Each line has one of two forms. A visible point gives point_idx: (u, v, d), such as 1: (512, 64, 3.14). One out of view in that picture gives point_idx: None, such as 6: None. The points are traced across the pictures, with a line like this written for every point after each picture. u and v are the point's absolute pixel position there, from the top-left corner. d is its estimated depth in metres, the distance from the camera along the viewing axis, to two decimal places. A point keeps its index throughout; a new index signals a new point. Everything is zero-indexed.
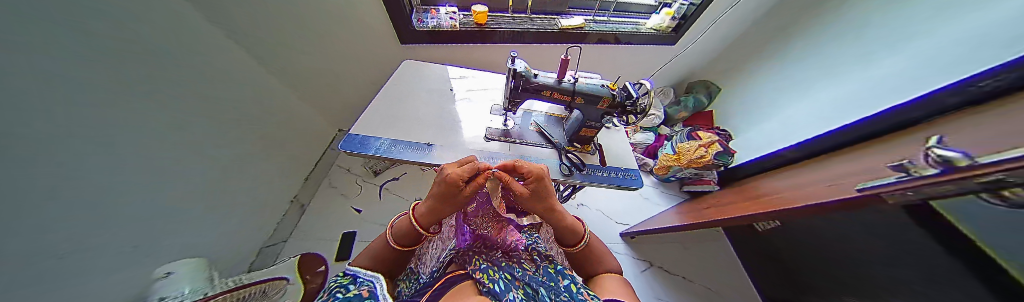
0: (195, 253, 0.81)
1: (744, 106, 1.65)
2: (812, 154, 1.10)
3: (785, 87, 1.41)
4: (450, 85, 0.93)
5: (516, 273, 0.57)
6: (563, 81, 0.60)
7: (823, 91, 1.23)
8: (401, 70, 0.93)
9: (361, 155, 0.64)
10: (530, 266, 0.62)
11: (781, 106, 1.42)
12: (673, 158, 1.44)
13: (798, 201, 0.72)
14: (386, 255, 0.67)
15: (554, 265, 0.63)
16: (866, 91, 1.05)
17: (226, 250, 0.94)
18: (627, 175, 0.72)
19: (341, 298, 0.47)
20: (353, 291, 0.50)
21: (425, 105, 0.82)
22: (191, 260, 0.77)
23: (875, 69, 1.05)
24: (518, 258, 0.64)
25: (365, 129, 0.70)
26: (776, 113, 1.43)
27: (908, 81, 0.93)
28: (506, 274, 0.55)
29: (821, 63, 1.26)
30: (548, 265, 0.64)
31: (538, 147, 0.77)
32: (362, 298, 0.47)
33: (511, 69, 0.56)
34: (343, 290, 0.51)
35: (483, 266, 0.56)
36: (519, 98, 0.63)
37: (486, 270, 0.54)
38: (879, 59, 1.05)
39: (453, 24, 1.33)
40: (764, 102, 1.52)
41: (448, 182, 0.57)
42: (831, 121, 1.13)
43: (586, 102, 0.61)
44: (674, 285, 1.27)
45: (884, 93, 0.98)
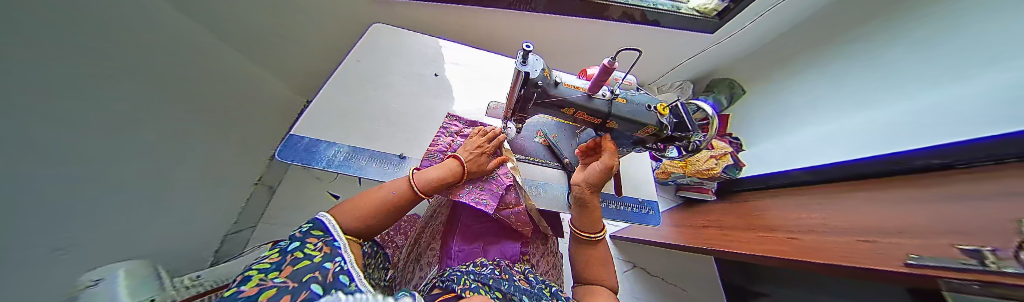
0: (167, 248, 0.73)
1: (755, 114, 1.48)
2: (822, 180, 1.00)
3: (810, 101, 1.19)
4: (438, 70, 0.71)
5: (506, 287, 0.42)
6: (595, 97, 0.43)
7: (847, 113, 1.03)
8: (370, 39, 0.69)
9: (307, 168, 0.47)
10: (521, 283, 0.47)
11: (806, 122, 1.19)
12: (679, 165, 1.32)
13: (813, 247, 0.65)
14: (375, 229, 0.41)
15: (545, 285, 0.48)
16: (885, 122, 0.89)
17: (197, 239, 0.85)
18: (645, 210, 0.62)
19: (281, 264, 0.27)
20: (297, 252, 0.29)
21: (400, 97, 0.62)
22: (164, 257, 0.70)
23: (906, 95, 0.86)
24: (511, 275, 0.49)
25: (316, 129, 0.52)
26: (800, 127, 1.22)
27: (925, 119, 0.77)
28: (495, 291, 0.40)
29: (860, 80, 1.00)
30: (543, 286, 0.49)
31: (545, 166, 0.62)
32: (322, 258, 0.29)
33: (523, 73, 0.38)
34: (282, 250, 0.30)
35: (474, 285, 0.40)
36: (529, 111, 0.47)
37: (475, 289, 0.39)
38: (910, 85, 0.85)
39: None
40: (782, 113, 1.32)
41: (481, 149, 0.52)
42: (841, 150, 0.98)
43: (618, 126, 0.47)
44: (653, 287, 1.34)
45: (901, 129, 0.83)
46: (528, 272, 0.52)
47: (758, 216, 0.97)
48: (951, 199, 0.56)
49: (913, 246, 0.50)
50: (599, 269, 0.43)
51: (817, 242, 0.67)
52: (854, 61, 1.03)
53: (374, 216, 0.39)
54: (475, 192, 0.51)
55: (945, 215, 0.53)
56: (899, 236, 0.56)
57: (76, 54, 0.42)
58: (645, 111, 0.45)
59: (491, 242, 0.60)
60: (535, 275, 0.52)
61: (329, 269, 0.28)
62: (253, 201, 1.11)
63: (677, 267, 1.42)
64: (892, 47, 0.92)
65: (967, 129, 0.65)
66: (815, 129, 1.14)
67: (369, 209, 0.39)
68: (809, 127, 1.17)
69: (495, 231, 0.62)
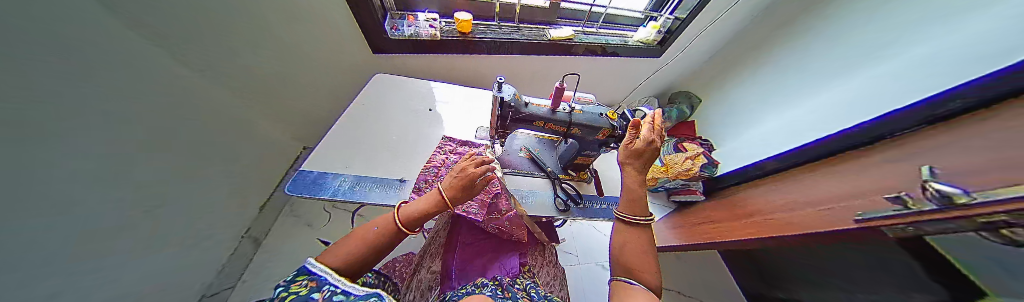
0: None
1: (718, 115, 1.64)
2: (791, 166, 1.05)
3: (767, 97, 1.33)
4: (430, 105, 0.82)
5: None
6: (558, 111, 0.53)
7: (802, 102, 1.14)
8: (371, 86, 0.81)
9: (312, 199, 0.51)
10: (523, 300, 0.47)
11: (767, 114, 1.31)
12: (661, 170, 1.40)
13: (787, 224, 0.70)
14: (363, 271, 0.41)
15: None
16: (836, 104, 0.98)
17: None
18: None
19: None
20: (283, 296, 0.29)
21: (398, 130, 0.70)
22: None
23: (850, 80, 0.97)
24: (513, 292, 0.49)
25: (323, 164, 0.58)
26: (760, 123, 1.35)
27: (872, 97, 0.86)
28: None
29: (807, 73, 1.15)
30: (545, 301, 0.48)
31: (532, 176, 0.68)
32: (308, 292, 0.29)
33: (498, 98, 0.48)
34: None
35: None
36: (508, 128, 0.56)
37: None
38: (853, 72, 0.97)
39: (434, 34, 1.15)
40: (745, 111, 1.45)
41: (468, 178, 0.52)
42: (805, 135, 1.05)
43: (583, 132, 0.56)
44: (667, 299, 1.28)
45: (850, 109, 0.91)
46: (529, 287, 0.52)
47: (741, 207, 1.03)
48: (881, 163, 0.64)
49: (859, 206, 0.57)
50: (636, 262, 0.42)
51: (790, 219, 0.72)
52: (799, 58, 1.19)
53: (360, 255, 0.40)
54: (471, 206, 0.55)
55: (879, 176, 0.61)
56: (850, 199, 0.63)
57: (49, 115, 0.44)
58: (600, 117, 0.55)
59: (491, 258, 0.61)
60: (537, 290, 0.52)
61: (317, 297, 0.28)
62: (234, 258, 1.05)
63: (686, 274, 1.39)
64: (829, 46, 1.08)
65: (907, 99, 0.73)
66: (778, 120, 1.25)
67: (353, 252, 0.40)
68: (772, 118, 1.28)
69: (493, 247, 0.63)
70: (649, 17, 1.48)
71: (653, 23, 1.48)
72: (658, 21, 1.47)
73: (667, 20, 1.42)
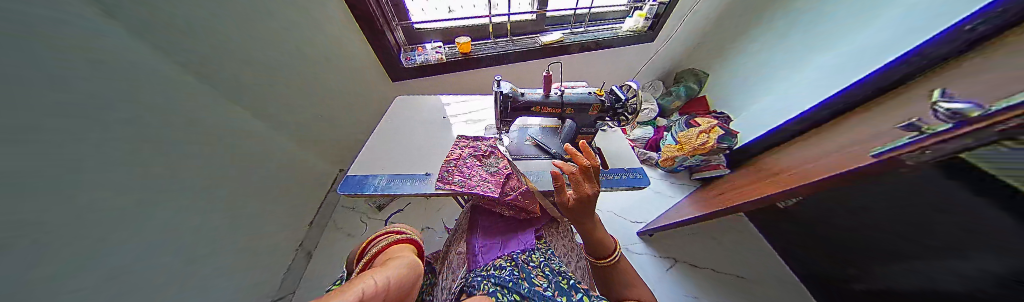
0: None
1: (721, 89, 1.66)
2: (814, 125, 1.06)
3: (768, 62, 1.35)
4: (444, 113, 0.96)
5: (525, 290, 0.40)
6: (550, 95, 0.61)
7: (811, 59, 1.17)
8: (395, 105, 0.97)
9: (359, 195, 0.64)
10: (540, 279, 0.45)
11: (774, 78, 1.34)
12: (676, 148, 1.39)
13: (812, 172, 0.66)
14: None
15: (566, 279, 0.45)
16: (852, 53, 1.02)
17: None
18: (632, 176, 0.70)
19: None
20: None
21: (420, 135, 0.84)
22: None
23: (852, 30, 1.02)
24: (529, 273, 0.48)
25: (363, 168, 0.71)
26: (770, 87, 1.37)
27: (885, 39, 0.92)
28: (515, 294, 0.39)
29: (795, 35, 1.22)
30: (561, 278, 0.46)
31: (539, 160, 0.75)
32: None
33: (498, 91, 0.59)
34: None
35: (493, 289, 0.40)
36: (510, 117, 0.64)
37: (494, 294, 0.39)
38: (851, 21, 1.03)
39: (441, 58, 1.31)
40: (750, 79, 1.47)
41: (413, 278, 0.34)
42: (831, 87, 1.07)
43: (576, 111, 0.62)
44: (705, 279, 1.20)
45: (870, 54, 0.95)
46: (548, 267, 0.51)
47: (769, 168, 0.97)
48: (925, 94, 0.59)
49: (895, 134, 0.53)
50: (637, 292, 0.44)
51: (814, 165, 0.69)
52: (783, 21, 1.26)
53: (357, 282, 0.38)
54: (485, 185, 0.64)
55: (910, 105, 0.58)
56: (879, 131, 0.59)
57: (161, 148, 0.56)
58: (588, 95, 0.61)
59: (509, 237, 0.66)
60: (555, 268, 0.50)
61: None
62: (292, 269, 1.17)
63: (725, 255, 1.29)
64: (809, 11, 1.15)
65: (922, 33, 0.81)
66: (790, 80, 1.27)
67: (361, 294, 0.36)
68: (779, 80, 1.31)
69: (511, 227, 0.69)
70: (634, 7, 1.54)
71: (638, 12, 1.53)
72: (644, 10, 1.52)
73: (652, 7, 1.46)
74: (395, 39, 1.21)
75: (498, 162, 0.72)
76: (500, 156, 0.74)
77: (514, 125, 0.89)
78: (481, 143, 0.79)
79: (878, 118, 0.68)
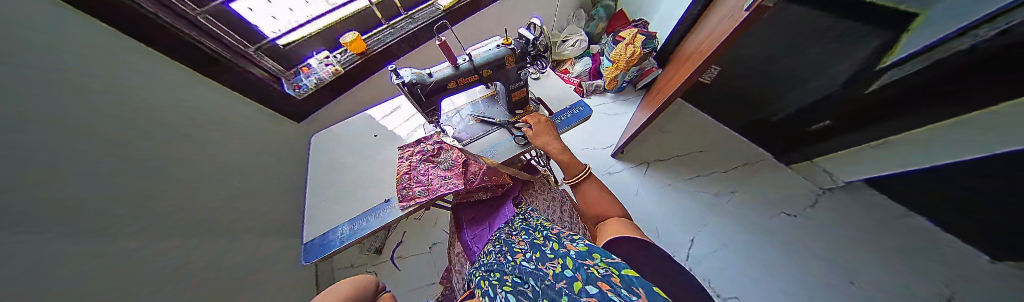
0: None
1: None
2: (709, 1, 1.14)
3: None
4: (376, 131, 0.85)
5: (508, 264, 0.40)
6: (460, 64, 0.55)
7: None
8: (315, 145, 0.83)
9: (325, 256, 0.59)
10: (523, 244, 0.46)
11: None
12: (613, 68, 1.48)
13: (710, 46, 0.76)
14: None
15: (546, 232, 0.46)
16: None
17: None
18: (574, 111, 0.73)
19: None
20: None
21: (362, 166, 0.75)
22: None
23: None
24: (514, 242, 0.50)
25: (315, 229, 0.63)
26: None
27: None
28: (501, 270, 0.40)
29: None
30: (542, 233, 0.47)
31: (489, 135, 0.73)
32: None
33: (400, 83, 0.50)
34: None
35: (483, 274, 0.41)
36: (432, 105, 0.58)
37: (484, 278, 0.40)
38: None
39: (336, 70, 1.12)
40: None
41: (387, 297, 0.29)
42: None
43: (494, 70, 0.58)
44: (673, 168, 1.42)
45: None
46: (530, 228, 0.52)
47: (683, 55, 1.09)
48: None
49: None
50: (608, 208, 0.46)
51: (713, 37, 0.78)
52: None
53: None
54: (446, 184, 0.61)
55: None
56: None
57: None
58: (497, 49, 0.56)
59: (494, 217, 0.67)
60: (536, 226, 0.52)
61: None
62: None
63: (679, 139, 1.52)
64: None
65: None
66: None
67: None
68: None
69: (491, 207, 0.70)
70: None
71: None
72: None
73: None
74: (267, 68, 0.97)
75: (452, 155, 0.68)
76: (450, 149, 0.70)
77: (448, 110, 0.82)
78: (426, 144, 0.73)
79: None
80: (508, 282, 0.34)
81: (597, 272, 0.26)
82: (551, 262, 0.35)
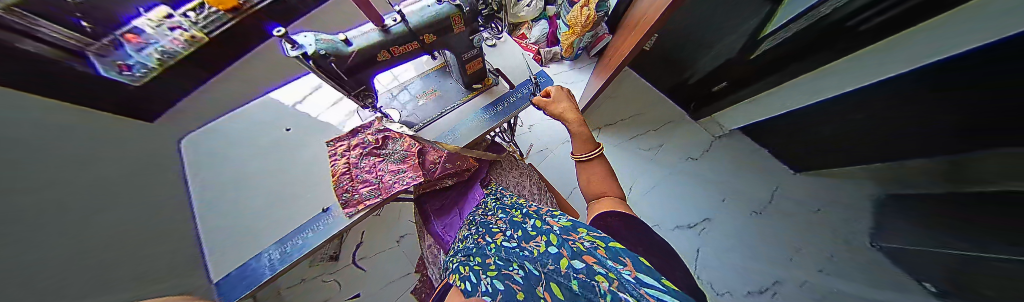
0: None
1: None
2: None
3: None
4: (287, 123, 0.64)
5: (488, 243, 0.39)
6: (389, 26, 0.41)
7: None
8: (192, 151, 0.59)
9: (254, 288, 0.47)
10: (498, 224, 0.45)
11: None
12: (570, 33, 1.42)
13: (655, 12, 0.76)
14: None
15: (521, 209, 0.45)
16: None
17: None
18: (537, 83, 0.68)
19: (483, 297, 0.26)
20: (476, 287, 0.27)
21: (275, 172, 0.57)
22: None
23: None
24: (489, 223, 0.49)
25: (229, 259, 0.49)
26: None
27: None
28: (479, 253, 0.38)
29: None
30: (517, 210, 0.47)
31: (445, 115, 0.63)
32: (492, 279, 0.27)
33: (300, 55, 0.34)
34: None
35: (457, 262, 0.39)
36: (362, 83, 0.44)
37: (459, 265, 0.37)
38: None
39: (191, 35, 0.78)
40: None
41: None
42: None
43: (439, 34, 0.46)
44: (622, 129, 1.58)
45: None
46: (504, 207, 0.51)
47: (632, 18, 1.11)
48: None
49: None
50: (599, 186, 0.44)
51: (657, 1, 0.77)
52: None
53: None
54: (401, 178, 0.53)
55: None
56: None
57: None
58: (438, 4, 0.43)
59: (462, 203, 0.63)
60: (511, 205, 0.51)
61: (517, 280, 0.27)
62: None
63: (625, 104, 1.66)
64: None
65: None
66: None
67: None
68: None
69: (457, 193, 0.66)
70: None
71: None
72: None
73: None
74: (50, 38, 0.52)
75: (399, 143, 0.57)
76: (397, 134, 0.57)
77: (388, 88, 0.67)
78: (365, 133, 0.60)
79: None
80: (491, 266, 0.30)
81: (581, 245, 0.26)
82: (534, 240, 0.33)
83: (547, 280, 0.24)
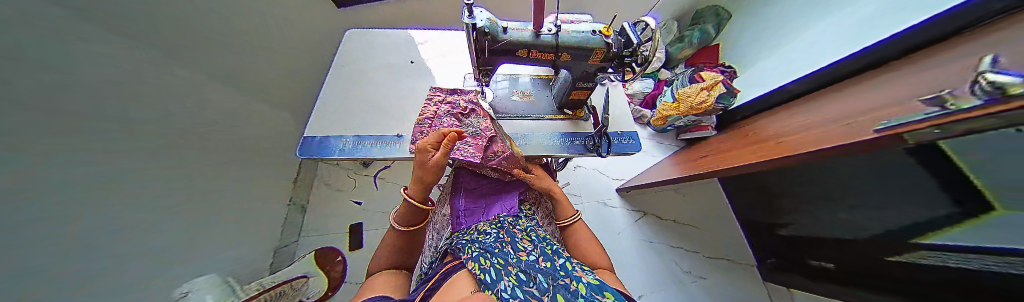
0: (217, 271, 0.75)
1: (734, 37, 1.47)
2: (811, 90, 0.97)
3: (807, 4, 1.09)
4: (413, 56, 0.77)
5: (511, 256, 0.40)
6: (543, 33, 0.45)
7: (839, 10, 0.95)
8: (348, 41, 0.76)
9: (323, 159, 0.57)
10: (524, 245, 0.46)
11: (798, 28, 1.12)
12: (671, 106, 1.33)
13: (793, 145, 0.65)
14: None
15: (553, 246, 0.45)
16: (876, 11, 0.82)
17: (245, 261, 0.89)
18: (623, 140, 0.65)
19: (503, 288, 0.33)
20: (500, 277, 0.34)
21: (385, 87, 0.69)
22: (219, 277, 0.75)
23: None
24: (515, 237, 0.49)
25: (322, 128, 0.60)
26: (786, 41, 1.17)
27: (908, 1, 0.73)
28: (499, 259, 0.39)
29: None
30: (546, 244, 0.46)
31: (528, 120, 0.66)
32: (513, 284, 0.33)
33: (469, 24, 0.42)
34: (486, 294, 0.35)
35: (477, 252, 0.41)
36: (491, 64, 0.50)
37: (479, 257, 0.39)
38: None
39: None
40: (775, 26, 1.23)
41: None
42: (842, 46, 0.89)
43: (574, 58, 0.49)
44: (666, 227, 1.39)
45: (874, 24, 0.80)
46: (534, 233, 0.51)
47: (752, 134, 0.97)
48: (951, 58, 0.52)
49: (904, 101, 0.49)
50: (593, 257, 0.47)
51: (801, 138, 0.65)
52: None
53: None
54: (465, 150, 0.57)
55: (923, 83, 0.50)
56: (854, 120, 0.55)
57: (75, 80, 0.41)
58: (591, 35, 0.47)
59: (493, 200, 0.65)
60: (540, 235, 0.50)
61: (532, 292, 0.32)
62: (290, 222, 1.16)
63: (685, 206, 1.46)
64: None
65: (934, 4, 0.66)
66: (808, 33, 1.06)
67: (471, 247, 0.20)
68: (803, 33, 1.09)
69: (494, 189, 0.68)
70: None
71: None
72: None
73: None
74: None
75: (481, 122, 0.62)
76: (484, 113, 0.63)
77: (498, 74, 0.75)
78: (459, 97, 0.66)
79: (889, 83, 0.63)
80: (514, 274, 0.35)
81: None
82: (562, 279, 0.33)
83: (554, 292, 0.31)
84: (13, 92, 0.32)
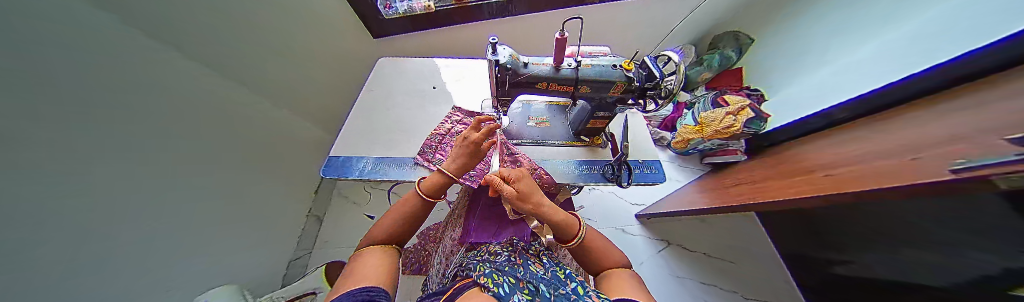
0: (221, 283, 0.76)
1: (766, 61, 1.41)
2: (864, 114, 0.86)
3: (848, 27, 1.03)
4: (435, 82, 0.82)
5: (519, 274, 0.39)
6: (562, 68, 0.48)
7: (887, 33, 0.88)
8: (378, 69, 0.83)
9: (344, 179, 0.59)
10: (535, 267, 0.44)
11: (841, 51, 1.04)
12: (694, 129, 1.27)
13: (839, 178, 0.59)
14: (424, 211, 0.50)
15: (562, 269, 0.44)
16: (931, 33, 0.75)
17: (252, 273, 0.91)
18: (643, 169, 0.63)
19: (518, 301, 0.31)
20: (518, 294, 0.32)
21: (407, 110, 0.73)
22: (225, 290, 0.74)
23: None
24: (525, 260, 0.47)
25: (346, 149, 0.64)
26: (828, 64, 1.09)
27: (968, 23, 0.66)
28: (510, 277, 0.37)
29: None
30: (557, 268, 0.45)
31: (544, 146, 0.66)
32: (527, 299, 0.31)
33: (492, 60, 0.46)
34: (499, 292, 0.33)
35: (488, 271, 0.39)
36: (509, 94, 0.53)
37: (490, 275, 0.37)
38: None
39: (427, 6, 1.13)
40: (814, 47, 1.16)
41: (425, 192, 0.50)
42: (895, 70, 0.80)
43: (593, 90, 0.50)
44: (692, 260, 1.26)
45: (932, 47, 0.72)
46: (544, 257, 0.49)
47: (791, 162, 0.88)
48: None
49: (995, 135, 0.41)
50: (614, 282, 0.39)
51: (852, 173, 0.58)
52: None
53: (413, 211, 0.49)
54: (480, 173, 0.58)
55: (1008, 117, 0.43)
56: (911, 159, 0.49)
57: (109, 97, 0.44)
58: (612, 69, 0.47)
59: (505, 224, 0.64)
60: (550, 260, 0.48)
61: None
62: (306, 232, 1.22)
63: (714, 237, 1.33)
64: None
65: (1002, 24, 0.58)
66: (855, 57, 0.98)
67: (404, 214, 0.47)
68: (849, 56, 1.01)
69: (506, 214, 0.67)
70: None
71: None
72: None
73: None
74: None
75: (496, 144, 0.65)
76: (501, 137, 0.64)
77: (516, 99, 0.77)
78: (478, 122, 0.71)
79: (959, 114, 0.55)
80: (526, 290, 0.34)
81: None
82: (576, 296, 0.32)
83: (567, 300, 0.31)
84: (54, 108, 0.35)
